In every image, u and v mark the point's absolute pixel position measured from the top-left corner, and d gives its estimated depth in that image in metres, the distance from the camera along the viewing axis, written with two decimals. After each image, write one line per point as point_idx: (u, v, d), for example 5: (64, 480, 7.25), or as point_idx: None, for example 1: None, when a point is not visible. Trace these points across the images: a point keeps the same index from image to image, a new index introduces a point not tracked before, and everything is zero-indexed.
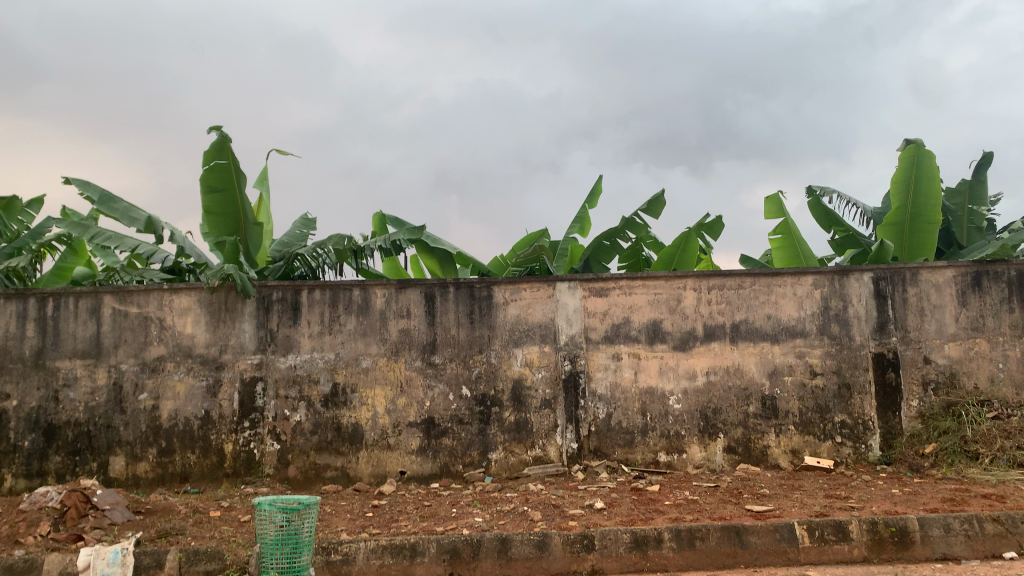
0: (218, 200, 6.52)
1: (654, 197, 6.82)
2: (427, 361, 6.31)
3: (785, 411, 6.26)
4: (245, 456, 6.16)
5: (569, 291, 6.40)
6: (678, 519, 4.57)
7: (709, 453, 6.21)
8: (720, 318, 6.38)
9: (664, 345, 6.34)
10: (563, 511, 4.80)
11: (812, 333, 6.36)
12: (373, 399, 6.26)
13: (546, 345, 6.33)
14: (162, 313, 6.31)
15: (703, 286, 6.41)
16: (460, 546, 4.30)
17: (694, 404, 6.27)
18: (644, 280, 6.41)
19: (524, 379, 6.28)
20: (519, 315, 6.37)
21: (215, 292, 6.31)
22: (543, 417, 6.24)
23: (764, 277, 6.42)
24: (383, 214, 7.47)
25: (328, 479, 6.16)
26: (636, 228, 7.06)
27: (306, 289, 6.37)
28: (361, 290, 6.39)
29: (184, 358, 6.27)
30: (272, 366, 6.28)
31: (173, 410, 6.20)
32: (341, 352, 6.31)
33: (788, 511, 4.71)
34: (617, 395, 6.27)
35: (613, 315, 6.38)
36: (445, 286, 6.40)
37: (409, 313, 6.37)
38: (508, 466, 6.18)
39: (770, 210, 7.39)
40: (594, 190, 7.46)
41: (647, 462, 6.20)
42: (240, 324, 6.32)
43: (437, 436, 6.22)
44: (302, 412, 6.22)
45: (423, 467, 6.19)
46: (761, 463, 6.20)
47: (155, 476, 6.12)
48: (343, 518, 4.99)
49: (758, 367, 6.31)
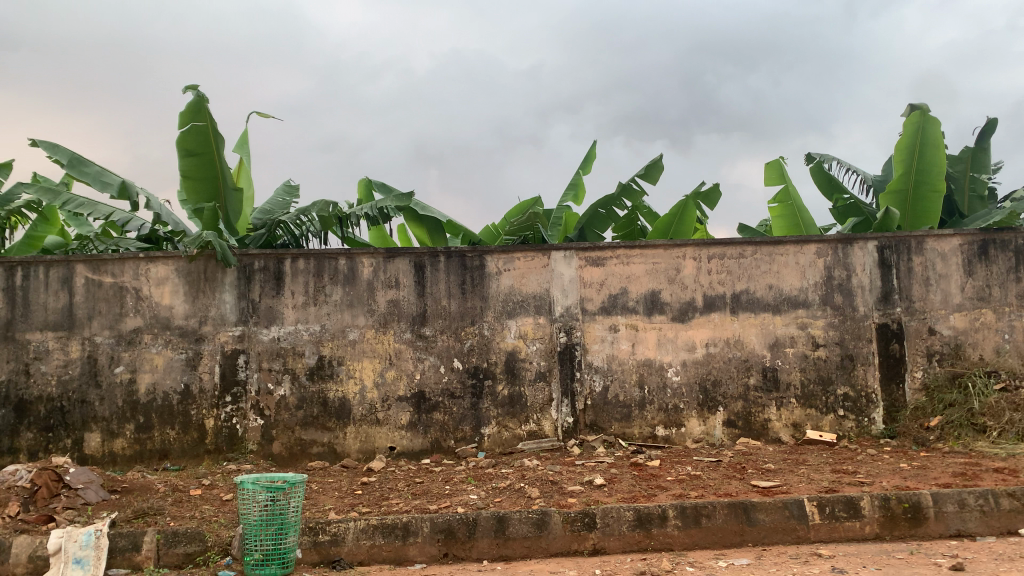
0: (196, 164, 6.20)
1: (652, 161, 6.56)
2: (416, 333, 6.06)
3: (787, 384, 6.08)
4: (228, 432, 5.91)
5: (565, 260, 6.16)
6: (682, 495, 4.38)
7: (708, 427, 6.03)
8: (721, 289, 6.16)
9: (662, 315, 6.13)
10: (561, 487, 4.58)
11: (815, 303, 6.16)
12: (361, 372, 6.02)
13: (540, 316, 6.10)
14: (138, 283, 6.02)
15: (703, 255, 6.19)
16: (455, 526, 4.09)
17: (693, 376, 6.08)
18: (643, 248, 6.17)
19: (518, 351, 6.05)
20: (513, 286, 6.12)
21: (194, 260, 6.01)
22: (538, 390, 6.02)
23: (766, 246, 6.20)
24: (369, 179, 7.17)
25: (314, 455, 5.93)
26: (633, 195, 6.80)
27: (289, 258, 6.09)
28: (347, 259, 6.11)
29: (162, 329, 5.99)
30: (255, 338, 6.01)
31: (151, 384, 5.93)
32: (327, 324, 6.05)
33: (795, 487, 4.52)
34: (614, 368, 6.06)
35: (610, 286, 6.15)
36: (435, 255, 6.13)
37: (398, 283, 6.10)
38: (502, 440, 5.97)
39: (770, 176, 7.17)
40: (588, 156, 7.18)
41: (645, 437, 6.01)
42: (221, 295, 6.03)
43: (428, 410, 6.00)
44: (286, 386, 5.97)
45: (414, 443, 5.97)
46: (762, 437, 6.02)
47: (133, 452, 5.87)
48: (331, 496, 4.76)
49: (759, 338, 6.12)
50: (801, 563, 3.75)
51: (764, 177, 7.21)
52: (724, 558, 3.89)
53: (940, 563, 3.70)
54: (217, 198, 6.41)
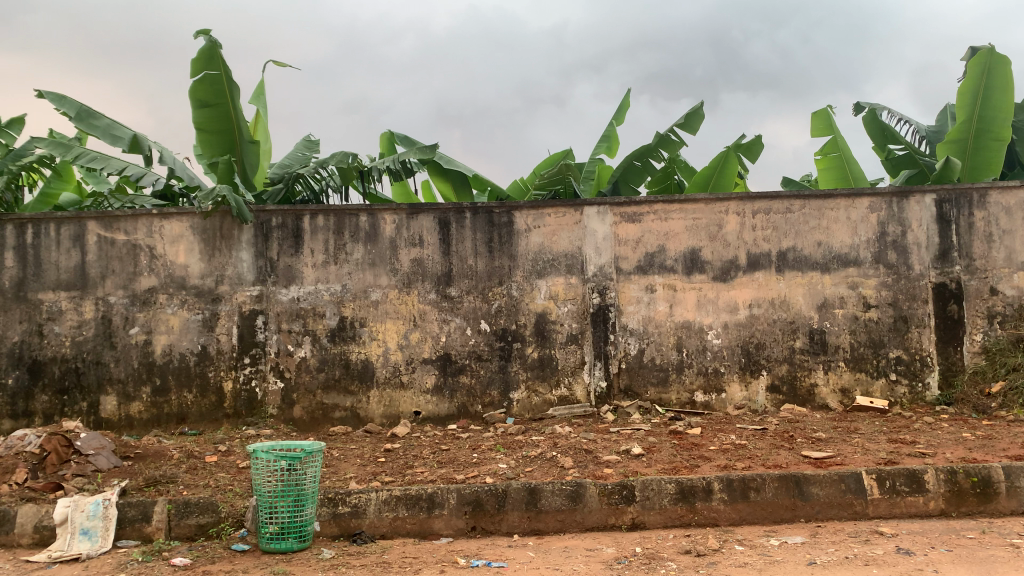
0: (210, 116, 5.89)
1: (691, 110, 6.14)
2: (442, 294, 5.76)
3: (835, 347, 5.71)
4: (247, 395, 5.68)
5: (598, 216, 5.80)
6: (728, 467, 4.06)
7: (751, 392, 5.69)
8: (766, 246, 5.77)
9: (702, 275, 5.76)
10: (596, 457, 4.28)
11: (867, 262, 5.75)
12: (384, 334, 5.74)
13: (572, 276, 5.76)
14: (152, 241, 5.77)
15: (747, 210, 5.79)
16: (484, 497, 3.81)
17: (735, 339, 5.72)
18: (682, 203, 5.79)
19: (549, 313, 5.74)
20: (543, 243, 5.79)
21: (209, 217, 5.74)
22: (569, 353, 5.71)
23: (815, 200, 5.78)
24: (392, 133, 6.83)
25: (336, 420, 5.69)
26: (671, 146, 6.39)
27: (308, 214, 5.79)
28: (368, 216, 5.80)
29: (177, 289, 5.75)
30: (273, 299, 5.75)
31: (167, 345, 5.71)
32: (349, 284, 5.76)
33: (851, 458, 4.18)
34: (650, 330, 5.72)
35: (646, 243, 5.79)
36: (461, 211, 5.80)
37: (422, 241, 5.79)
38: (531, 406, 5.68)
39: (817, 126, 6.72)
40: (622, 105, 6.76)
41: (683, 403, 5.69)
42: (237, 253, 5.77)
43: (454, 374, 5.72)
44: (307, 348, 5.72)
45: (440, 408, 5.70)
46: (808, 403, 5.67)
47: (149, 416, 5.67)
48: (353, 464, 4.51)
49: (807, 299, 5.74)
50: (861, 542, 3.42)
51: (811, 128, 6.76)
52: (775, 536, 3.57)
53: (1017, 543, 3.34)
54: (233, 151, 6.11)
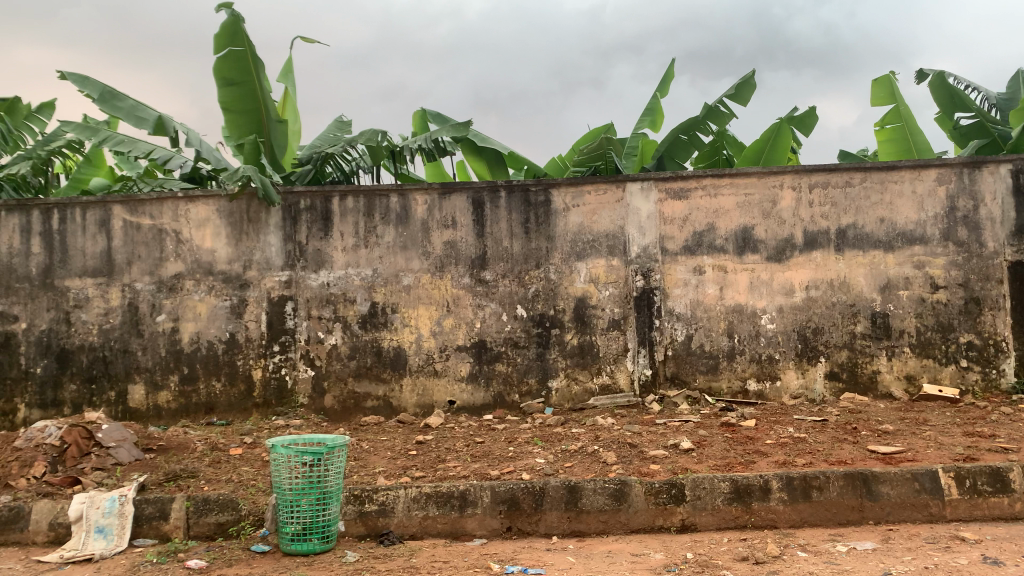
0: (236, 94, 5.67)
1: (742, 80, 5.74)
2: (476, 278, 5.48)
3: (900, 331, 5.29)
4: (276, 384, 5.49)
5: (641, 194, 5.45)
6: (787, 463, 3.71)
7: (807, 380, 5.31)
8: (824, 223, 5.37)
9: (754, 255, 5.39)
10: (642, 452, 3.96)
11: (935, 239, 5.31)
12: (417, 320, 5.49)
13: (614, 257, 5.43)
14: (178, 225, 5.59)
15: (803, 184, 5.38)
16: (520, 496, 3.53)
17: (791, 323, 5.34)
18: (732, 177, 5.42)
19: (589, 297, 5.42)
20: (583, 223, 5.46)
21: (235, 200, 5.54)
22: (611, 340, 5.39)
23: (877, 172, 5.35)
24: (424, 110, 6.52)
25: (368, 410, 5.47)
26: (720, 119, 6.00)
27: (337, 195, 5.55)
28: (399, 196, 5.53)
29: (204, 275, 5.56)
30: (302, 284, 5.53)
31: (195, 333, 5.54)
32: (379, 269, 5.51)
33: (924, 453, 3.80)
34: (698, 314, 5.38)
35: (694, 222, 5.43)
36: (496, 190, 5.50)
37: (455, 222, 5.51)
38: (572, 395, 5.39)
39: (878, 94, 6.30)
40: (666, 76, 6.38)
41: (734, 392, 5.34)
42: (265, 237, 5.55)
43: (490, 361, 5.44)
44: (337, 335, 5.49)
45: (475, 397, 5.44)
46: (870, 392, 5.27)
47: (178, 406, 5.51)
48: (382, 457, 4.27)
49: (868, 280, 5.32)
50: (942, 550, 3.05)
51: (871, 96, 6.34)
52: (842, 541, 3.22)
53: None
54: (260, 131, 5.90)
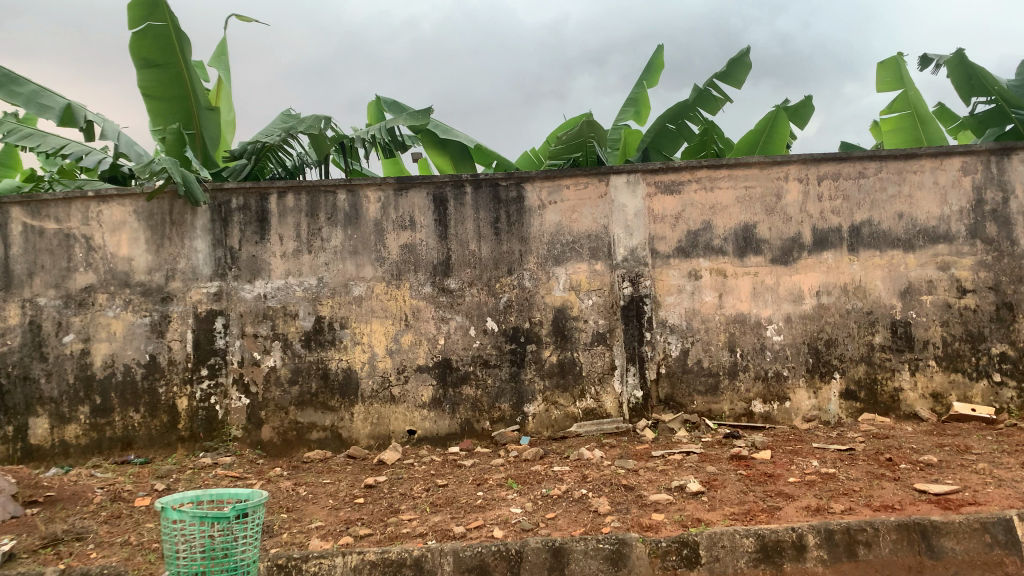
0: (158, 78, 4.86)
1: (735, 58, 5.08)
2: (438, 287, 4.73)
3: (924, 342, 4.63)
4: (205, 415, 4.69)
5: (628, 188, 4.75)
6: (820, 509, 3.01)
7: (821, 400, 4.63)
8: (835, 220, 4.70)
9: (758, 257, 4.70)
10: (640, 497, 3.24)
11: (961, 236, 4.66)
12: (370, 337, 4.72)
13: (597, 261, 4.71)
14: (88, 229, 4.77)
15: (811, 175, 4.72)
16: (491, 562, 2.78)
17: (800, 335, 4.66)
18: (731, 168, 4.73)
19: (570, 307, 4.70)
20: (561, 223, 4.74)
21: (155, 198, 4.74)
22: (596, 357, 4.68)
23: (894, 161, 4.70)
24: (378, 96, 5.67)
25: (313, 443, 4.68)
26: (712, 105, 5.30)
27: (275, 193, 4.77)
28: (348, 193, 4.76)
29: (120, 288, 4.75)
30: (234, 297, 4.73)
31: (108, 355, 4.71)
32: (325, 277, 4.74)
33: (984, 492, 3.11)
34: (695, 326, 4.68)
35: (688, 219, 4.73)
36: (461, 185, 4.76)
37: (414, 222, 4.76)
38: (551, 422, 4.66)
39: (884, 79, 5.68)
40: (654, 63, 5.70)
41: (737, 415, 4.65)
42: (191, 242, 4.76)
43: (456, 384, 4.69)
44: (276, 356, 4.71)
45: (439, 426, 4.68)
46: (892, 413, 4.60)
47: (89, 442, 4.68)
48: (322, 508, 3.51)
49: (887, 284, 4.66)
50: None
51: (876, 81, 5.72)
52: None
53: None
54: (189, 121, 5.10)
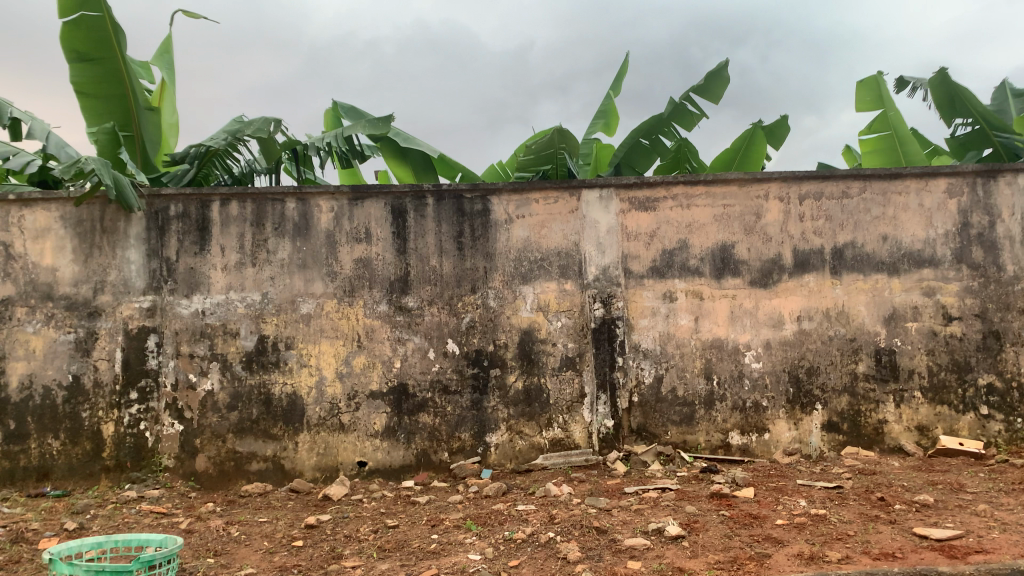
0: (92, 72, 4.46)
1: (713, 71, 4.83)
2: (395, 305, 4.37)
3: (909, 372, 4.39)
4: (133, 443, 4.25)
5: (601, 203, 4.45)
6: (815, 558, 2.69)
7: (801, 433, 4.36)
8: (817, 241, 4.45)
9: (737, 279, 4.43)
10: (614, 542, 2.89)
11: (946, 260, 4.44)
12: (318, 359, 4.33)
13: (567, 280, 4.40)
14: (7, 236, 4.31)
15: (792, 194, 4.47)
16: None
17: (780, 363, 4.39)
18: (709, 184, 4.47)
19: (537, 330, 4.37)
20: (529, 239, 4.42)
21: (84, 204, 4.31)
22: (564, 385, 4.35)
23: (877, 181, 4.48)
24: (335, 102, 5.31)
25: (253, 475, 4.26)
26: (687, 120, 5.01)
27: (217, 200, 4.38)
28: (298, 202, 4.39)
29: (41, 301, 4.29)
30: (170, 313, 4.32)
31: (26, 376, 4.25)
32: (271, 293, 4.35)
33: (990, 538, 2.82)
34: (670, 352, 4.38)
35: (663, 237, 4.45)
36: (421, 196, 4.42)
37: (370, 235, 4.40)
38: (514, 453, 4.31)
39: (863, 98, 5.49)
40: (620, 72, 5.44)
41: (713, 447, 4.35)
42: (123, 253, 4.34)
43: (412, 412, 4.32)
44: (214, 378, 4.30)
45: (392, 457, 4.30)
46: (875, 447, 4.34)
47: (0, 472, 4.20)
48: (255, 551, 3.10)
49: (871, 310, 4.42)
50: None
51: (855, 101, 5.52)
52: None
53: None
54: (128, 121, 4.69)
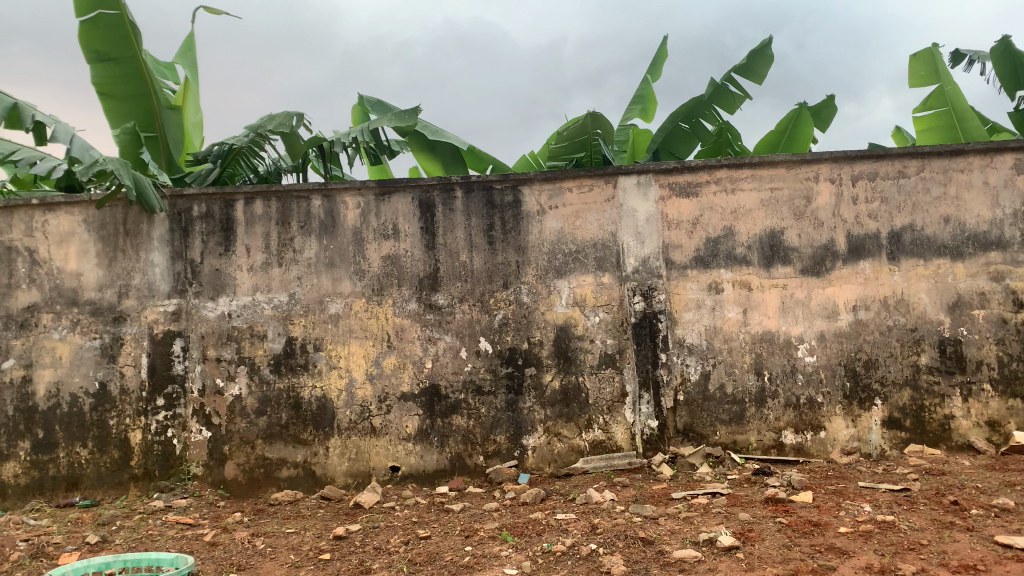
0: (112, 73, 4.36)
1: (757, 49, 4.55)
2: (426, 303, 4.19)
3: (977, 363, 4.07)
4: (162, 450, 4.14)
5: (639, 190, 4.22)
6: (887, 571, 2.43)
7: (861, 430, 4.07)
8: (873, 225, 4.16)
9: (786, 268, 4.16)
10: (661, 554, 2.67)
11: (1016, 242, 4.11)
12: (347, 361, 4.17)
13: (604, 273, 4.18)
14: (32, 241, 4.22)
15: (844, 175, 4.18)
16: None
17: (836, 356, 4.11)
18: (754, 167, 4.20)
19: (573, 326, 4.16)
20: (563, 230, 4.21)
21: (107, 206, 4.21)
22: (604, 383, 4.13)
23: (937, 159, 4.16)
24: (361, 96, 5.14)
25: (284, 482, 4.13)
26: (729, 102, 4.73)
27: (241, 199, 4.24)
28: (323, 198, 4.24)
29: (66, 307, 4.20)
30: (195, 316, 4.20)
31: (53, 384, 4.16)
32: (297, 293, 4.20)
33: None
34: (716, 346, 4.13)
35: (706, 225, 4.20)
36: (450, 189, 4.24)
37: (397, 231, 4.23)
38: (553, 456, 4.10)
39: (917, 73, 5.16)
40: (658, 56, 5.19)
41: (765, 447, 4.09)
42: (148, 255, 4.23)
43: (445, 414, 4.14)
44: (241, 383, 4.17)
45: (426, 461, 4.12)
46: (942, 445, 4.04)
47: (30, 482, 4.12)
48: (280, 565, 2.94)
49: (933, 297, 4.11)
50: None
51: (909, 75, 5.21)
52: None
53: None
54: (151, 121, 4.61)
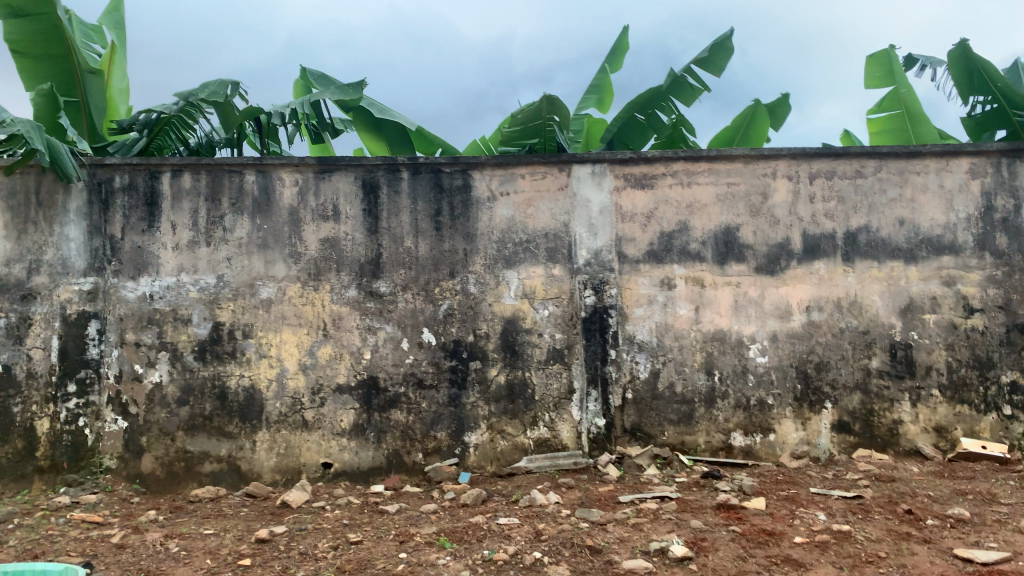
0: (26, 29, 3.99)
1: (718, 41, 4.42)
2: (366, 290, 3.95)
3: (926, 368, 4.03)
4: (71, 441, 3.81)
5: (593, 180, 4.05)
6: None
7: (809, 433, 3.99)
8: (829, 225, 4.07)
9: (741, 265, 4.05)
10: (610, 564, 2.50)
11: (968, 247, 4.07)
12: (279, 350, 3.91)
13: (555, 265, 4.00)
14: None
15: (802, 172, 4.09)
16: None
17: (788, 357, 4.02)
18: (711, 161, 4.07)
19: (521, 319, 3.97)
20: (514, 218, 4.01)
21: (17, 173, 3.84)
22: (551, 380, 3.95)
23: (894, 160, 4.09)
24: (304, 69, 4.84)
25: (206, 477, 3.85)
26: (687, 95, 4.59)
27: (168, 171, 3.93)
28: (257, 174, 3.96)
29: None
30: (113, 297, 3.87)
31: None
32: (227, 276, 3.91)
33: None
34: (667, 344, 3.99)
35: (662, 218, 4.06)
36: (396, 170, 4.00)
37: (337, 212, 3.97)
38: (496, 455, 3.91)
39: (873, 74, 5.10)
40: (618, 45, 5.03)
41: (714, 449, 3.98)
42: (61, 229, 3.87)
43: (383, 409, 3.91)
44: (163, 370, 3.87)
45: (361, 458, 3.89)
46: (890, 450, 3.98)
47: None
48: (193, 572, 2.67)
49: (885, 300, 4.05)
50: None
51: (864, 77, 5.14)
52: None
53: None
54: (70, 85, 4.24)
